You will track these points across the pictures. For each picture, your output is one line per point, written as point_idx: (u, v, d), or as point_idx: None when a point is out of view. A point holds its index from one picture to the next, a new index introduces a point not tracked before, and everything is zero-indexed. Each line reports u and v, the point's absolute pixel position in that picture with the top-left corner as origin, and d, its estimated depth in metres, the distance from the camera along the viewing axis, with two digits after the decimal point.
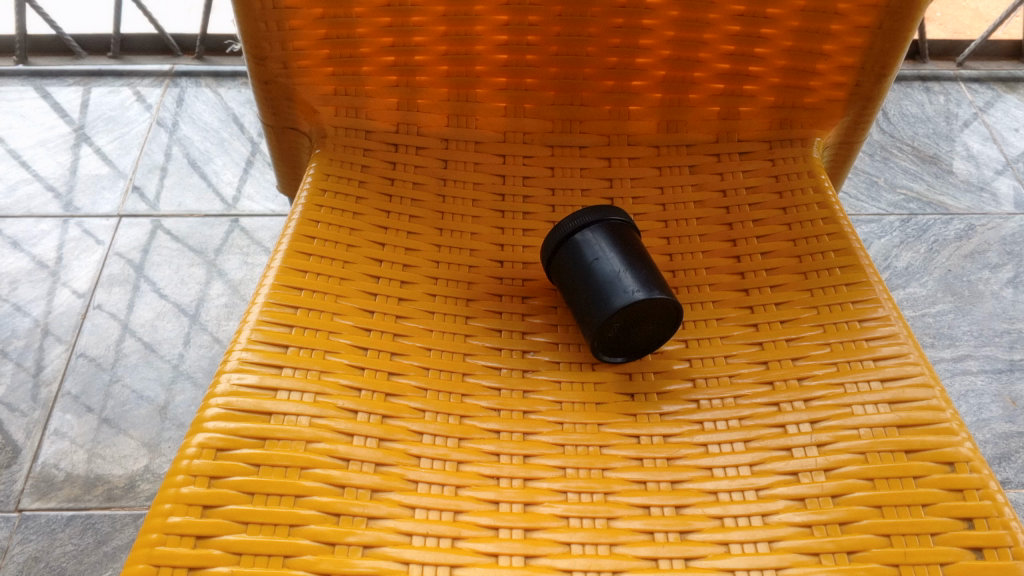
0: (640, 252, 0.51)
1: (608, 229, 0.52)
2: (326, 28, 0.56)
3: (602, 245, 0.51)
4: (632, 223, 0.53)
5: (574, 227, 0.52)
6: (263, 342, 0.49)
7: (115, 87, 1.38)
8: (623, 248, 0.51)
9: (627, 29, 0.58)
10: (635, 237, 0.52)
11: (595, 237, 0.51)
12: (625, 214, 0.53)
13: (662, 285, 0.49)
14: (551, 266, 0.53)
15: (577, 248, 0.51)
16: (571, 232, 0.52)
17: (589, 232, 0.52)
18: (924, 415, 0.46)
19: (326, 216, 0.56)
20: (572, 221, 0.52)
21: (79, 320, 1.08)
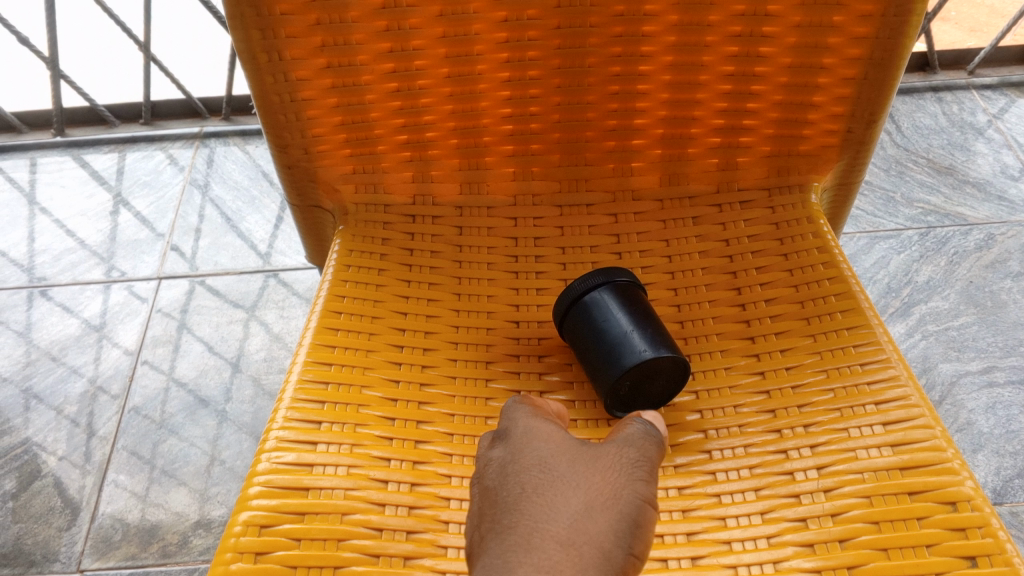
0: (647, 310, 0.54)
1: (616, 290, 0.55)
2: (341, 115, 0.60)
3: (611, 305, 0.54)
4: (639, 282, 0.56)
5: (584, 288, 0.55)
6: (298, 420, 0.52)
7: (148, 152, 1.44)
8: (631, 308, 0.54)
9: (623, 94, 0.61)
10: (642, 296, 0.56)
11: (603, 298, 0.54)
12: (631, 273, 0.57)
13: (670, 343, 0.53)
14: (563, 325, 0.56)
15: (587, 308, 0.54)
16: (581, 293, 0.55)
17: (598, 293, 0.55)
18: (926, 456, 0.48)
19: (351, 290, 0.60)
20: (580, 282, 0.55)
21: (127, 381, 1.13)
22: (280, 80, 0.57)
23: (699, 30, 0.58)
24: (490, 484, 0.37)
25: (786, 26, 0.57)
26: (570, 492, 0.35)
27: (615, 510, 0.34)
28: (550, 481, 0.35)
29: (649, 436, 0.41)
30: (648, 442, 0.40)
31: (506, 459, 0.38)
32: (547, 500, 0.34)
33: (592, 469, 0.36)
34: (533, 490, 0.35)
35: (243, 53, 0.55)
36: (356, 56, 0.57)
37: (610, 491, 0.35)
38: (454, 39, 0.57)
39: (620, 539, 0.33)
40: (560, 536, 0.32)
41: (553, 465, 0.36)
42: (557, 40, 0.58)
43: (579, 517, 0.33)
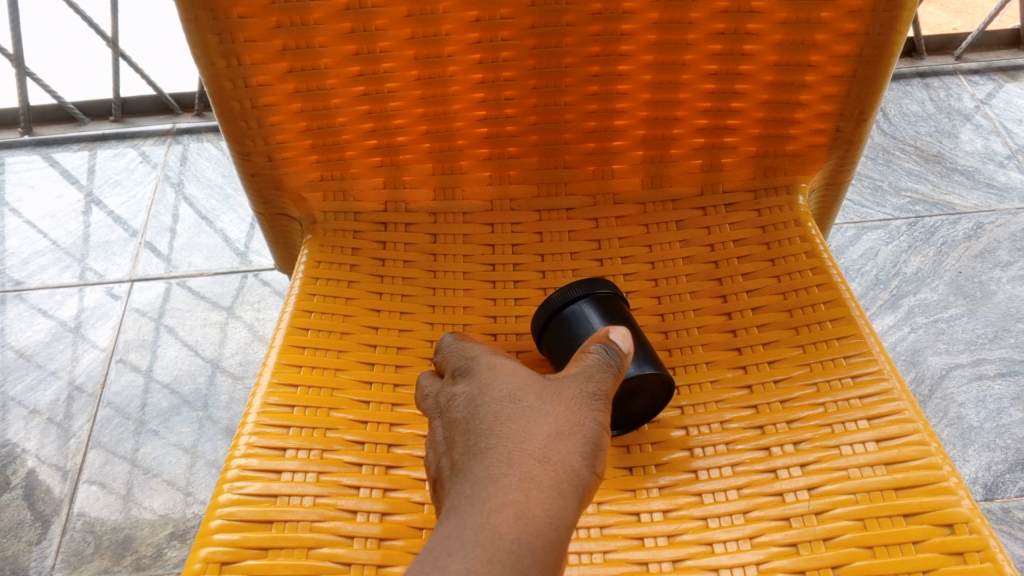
0: (630, 324, 0.52)
1: (598, 302, 0.52)
2: (306, 120, 0.57)
3: (591, 318, 0.51)
4: (622, 294, 0.54)
5: (563, 300, 0.53)
6: (263, 446, 0.49)
7: (119, 149, 1.40)
8: (612, 321, 0.51)
9: (602, 95, 0.58)
10: (624, 309, 0.53)
11: (584, 312, 0.52)
12: (613, 285, 0.54)
13: (653, 358, 0.50)
14: (542, 340, 0.54)
15: (566, 322, 0.52)
16: (560, 306, 0.53)
17: (578, 306, 0.52)
18: (922, 475, 0.46)
19: (319, 304, 0.57)
20: (560, 295, 0.53)
21: (99, 389, 1.10)
22: (239, 86, 0.54)
23: (680, 28, 0.55)
24: (461, 412, 0.40)
25: (770, 23, 0.54)
26: (540, 415, 0.38)
27: (582, 429, 0.38)
28: (520, 404, 0.38)
29: (608, 358, 0.42)
30: (607, 369, 0.42)
31: (473, 389, 0.41)
32: (520, 424, 0.37)
33: (556, 392, 0.39)
34: (506, 415, 0.38)
35: (200, 59, 0.52)
36: (320, 60, 0.54)
37: (576, 411, 0.39)
38: (423, 40, 0.54)
39: (589, 455, 0.37)
40: (535, 457, 0.36)
41: (521, 391, 0.39)
42: (531, 40, 0.55)
43: (551, 438, 0.37)
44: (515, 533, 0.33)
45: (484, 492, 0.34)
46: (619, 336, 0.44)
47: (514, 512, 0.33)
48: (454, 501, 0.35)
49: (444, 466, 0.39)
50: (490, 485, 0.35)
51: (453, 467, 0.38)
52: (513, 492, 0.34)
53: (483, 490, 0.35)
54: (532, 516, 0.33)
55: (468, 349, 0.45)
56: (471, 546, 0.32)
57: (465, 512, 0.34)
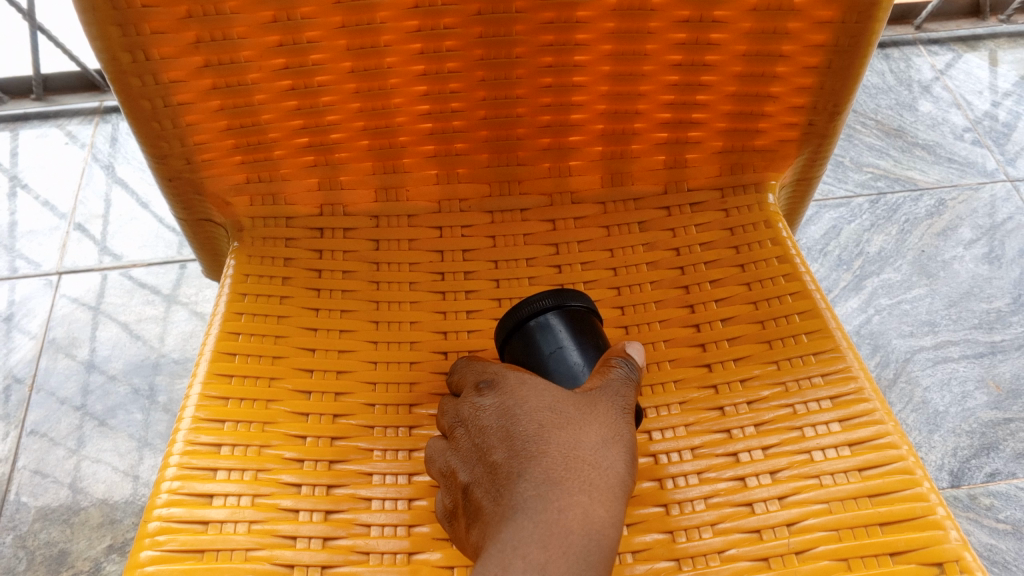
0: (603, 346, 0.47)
1: (569, 317, 0.47)
2: (227, 119, 0.51)
3: (561, 337, 0.46)
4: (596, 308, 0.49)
5: (532, 311, 0.47)
6: (188, 493, 0.44)
7: (43, 130, 1.31)
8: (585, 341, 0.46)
9: (557, 87, 0.53)
10: (597, 326, 0.48)
11: (554, 326, 0.47)
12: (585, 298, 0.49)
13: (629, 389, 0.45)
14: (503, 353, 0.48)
15: (533, 337, 0.47)
16: (527, 318, 0.47)
17: (547, 320, 0.47)
18: (909, 508, 0.43)
19: (248, 324, 0.51)
20: (528, 303, 0.48)
21: (28, 393, 1.03)
22: (148, 83, 0.48)
23: (641, 15, 0.50)
24: (496, 418, 0.40)
25: (740, 9, 0.49)
26: (584, 422, 0.39)
27: (621, 436, 0.39)
28: (562, 413, 0.39)
29: (629, 369, 0.43)
30: (631, 381, 0.42)
31: (506, 398, 0.41)
32: (568, 431, 0.38)
33: (593, 398, 0.40)
34: (552, 422, 0.39)
35: (101, 53, 0.46)
36: (239, 52, 0.48)
37: (612, 418, 0.40)
38: (356, 30, 0.48)
39: (629, 463, 0.39)
40: (587, 464, 0.37)
41: (561, 400, 0.40)
42: (477, 29, 0.50)
43: (599, 446, 0.38)
44: (585, 540, 0.34)
45: (546, 499, 0.35)
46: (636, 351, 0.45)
47: (579, 519, 0.34)
48: (516, 506, 0.35)
49: (483, 470, 0.39)
50: (555, 492, 0.35)
51: (498, 472, 0.38)
52: (578, 500, 0.35)
53: (550, 497, 0.35)
54: (596, 521, 0.35)
55: (487, 368, 0.44)
56: (548, 556, 0.33)
57: (533, 521, 0.34)
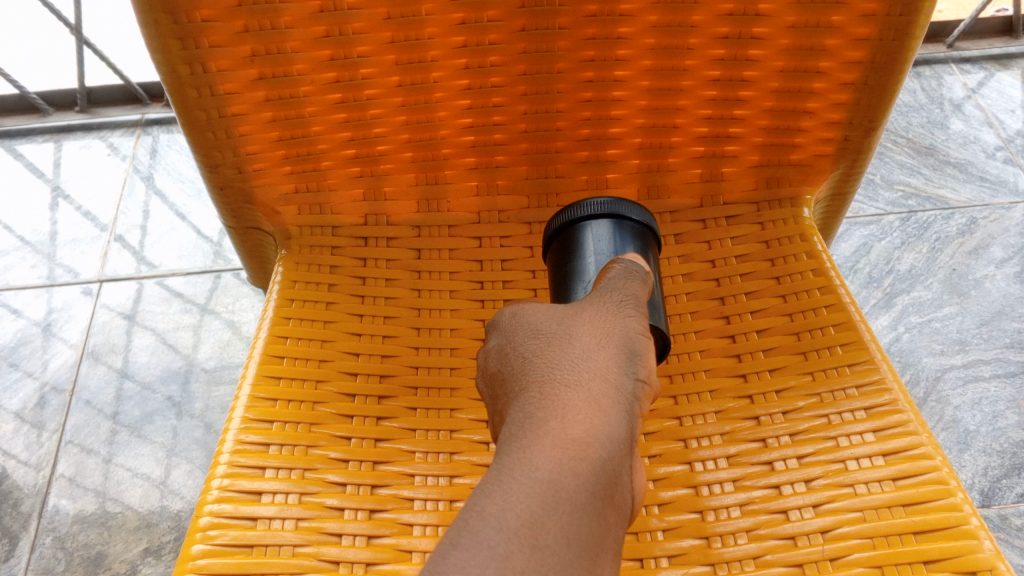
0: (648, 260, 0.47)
1: (618, 228, 0.47)
2: (278, 130, 0.53)
3: (602, 243, 0.47)
4: (652, 226, 0.49)
5: (582, 214, 0.48)
6: (238, 491, 0.46)
7: (86, 141, 1.35)
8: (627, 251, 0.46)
9: (596, 101, 0.55)
10: (648, 243, 0.48)
11: (600, 231, 0.47)
12: (643, 214, 0.49)
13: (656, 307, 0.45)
14: (550, 247, 0.49)
15: (577, 239, 0.47)
16: (577, 219, 0.48)
17: (595, 226, 0.47)
18: (944, 518, 0.43)
19: (295, 329, 0.53)
20: (581, 206, 0.48)
21: (69, 397, 1.05)
22: (205, 94, 0.50)
23: (681, 32, 0.51)
24: (495, 364, 0.39)
25: (778, 27, 0.51)
26: (565, 346, 0.37)
27: (610, 351, 0.37)
28: (546, 344, 0.37)
29: (629, 266, 0.44)
30: (633, 274, 0.43)
31: (502, 341, 0.40)
32: (546, 362, 0.36)
33: (580, 320, 0.39)
34: (534, 357, 0.37)
35: (161, 65, 0.48)
36: (292, 66, 0.50)
37: (602, 335, 0.38)
38: (404, 44, 0.50)
39: (621, 375, 0.36)
40: (566, 381, 0.35)
41: (547, 333, 0.38)
42: (521, 44, 0.51)
43: (578, 369, 0.35)
44: (556, 446, 0.31)
45: (519, 427, 0.33)
46: (630, 258, 0.45)
47: (551, 431, 0.32)
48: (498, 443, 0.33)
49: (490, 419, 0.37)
50: (526, 420, 0.33)
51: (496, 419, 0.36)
52: (551, 412, 0.33)
53: (523, 425, 0.33)
54: (569, 440, 0.32)
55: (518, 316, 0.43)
56: (511, 467, 0.30)
57: (505, 443, 0.32)
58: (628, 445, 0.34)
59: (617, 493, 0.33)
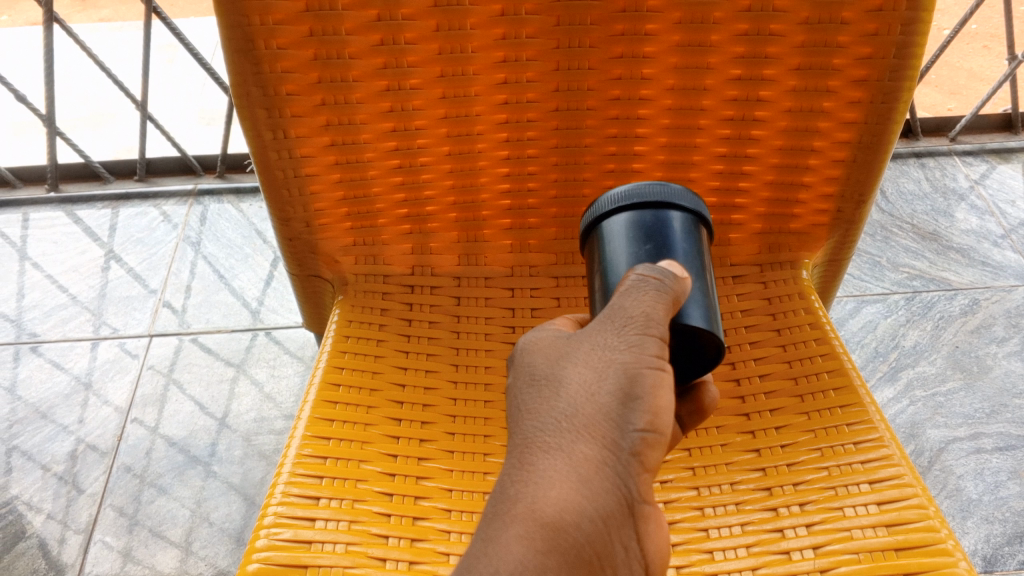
0: (697, 252, 0.47)
1: (668, 216, 0.47)
2: (344, 190, 0.62)
3: (653, 231, 0.47)
4: (705, 212, 0.49)
5: (630, 200, 0.48)
6: (297, 495, 0.52)
7: (142, 208, 1.44)
8: (677, 242, 0.46)
9: (618, 172, 0.63)
10: (699, 232, 0.48)
11: (657, 217, 0.47)
12: (693, 199, 0.49)
13: (708, 304, 0.46)
14: (589, 235, 0.50)
15: (624, 226, 0.47)
16: (623, 206, 0.48)
17: (642, 212, 0.47)
18: (921, 536, 0.49)
19: (350, 361, 0.60)
20: (629, 193, 0.48)
21: (116, 440, 1.11)
22: (284, 157, 0.59)
23: (693, 114, 0.59)
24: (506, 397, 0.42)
25: (777, 111, 0.59)
26: (555, 401, 0.39)
27: (597, 410, 0.38)
28: (539, 398, 0.40)
29: (645, 272, 0.43)
30: (648, 285, 0.42)
31: (512, 373, 0.43)
32: (534, 422, 0.39)
33: (571, 371, 0.40)
34: (527, 410, 0.40)
35: (249, 131, 0.57)
36: (360, 135, 0.58)
37: (590, 391, 0.39)
38: (455, 120, 0.59)
39: (610, 432, 0.38)
40: (548, 448, 0.38)
41: (543, 381, 0.40)
42: (554, 121, 0.60)
43: (562, 435, 0.38)
44: (520, 539, 0.35)
45: (500, 498, 0.37)
46: (645, 270, 0.43)
47: (522, 516, 0.36)
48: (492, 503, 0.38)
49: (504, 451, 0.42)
50: (507, 494, 0.37)
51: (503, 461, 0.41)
52: (522, 498, 0.36)
53: (505, 497, 0.37)
54: (538, 524, 0.36)
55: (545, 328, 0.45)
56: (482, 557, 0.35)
57: (487, 516, 0.37)
58: (612, 514, 0.37)
59: (597, 566, 0.37)
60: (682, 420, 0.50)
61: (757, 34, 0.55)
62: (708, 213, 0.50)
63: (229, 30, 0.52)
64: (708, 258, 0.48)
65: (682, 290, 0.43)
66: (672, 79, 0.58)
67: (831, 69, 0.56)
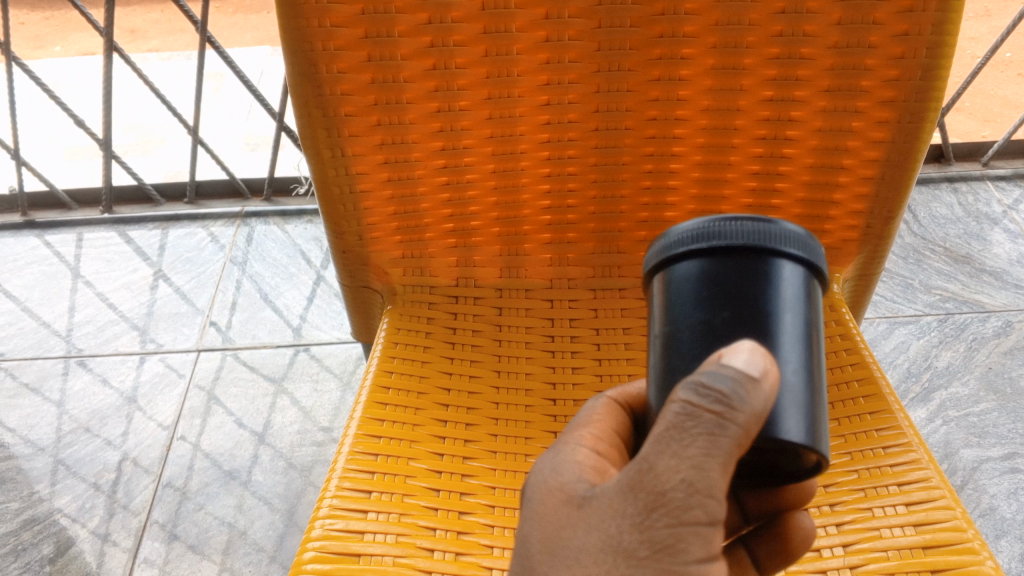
0: (800, 320, 0.39)
1: (765, 270, 0.39)
2: (395, 206, 0.65)
3: (741, 288, 0.38)
4: (813, 256, 0.40)
5: (707, 242, 0.39)
6: (350, 488, 0.55)
7: (191, 229, 1.50)
8: (774, 308, 0.38)
9: (654, 189, 0.66)
10: (803, 286, 0.40)
11: (748, 270, 0.38)
12: (804, 244, 0.40)
13: (811, 394, 0.38)
14: (657, 275, 0.42)
15: (698, 278, 0.39)
16: (698, 249, 0.40)
17: (732, 260, 0.39)
18: (948, 535, 0.51)
19: (399, 366, 0.63)
20: (711, 229, 0.39)
21: (164, 452, 1.15)
22: (340, 174, 0.63)
23: (727, 133, 0.62)
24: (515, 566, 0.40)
25: (808, 130, 0.61)
26: None
27: None
28: None
29: (695, 400, 0.34)
30: (692, 433, 0.33)
31: (522, 543, 0.40)
32: None
33: None
34: None
35: (309, 149, 0.61)
36: (411, 154, 0.62)
37: None
38: (500, 139, 0.62)
39: None
40: None
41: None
42: (594, 141, 0.63)
43: None
44: None
45: None
46: (695, 400, 0.34)
47: None
48: None
49: None
50: None
51: None
52: None
53: None
54: None
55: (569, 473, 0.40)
56: None
57: None
58: None
59: None
60: (761, 563, 0.48)
61: (789, 57, 0.58)
62: (818, 251, 0.41)
63: (294, 55, 0.56)
64: (814, 323, 0.40)
65: (769, 393, 0.34)
66: (707, 100, 0.61)
67: (859, 90, 0.59)
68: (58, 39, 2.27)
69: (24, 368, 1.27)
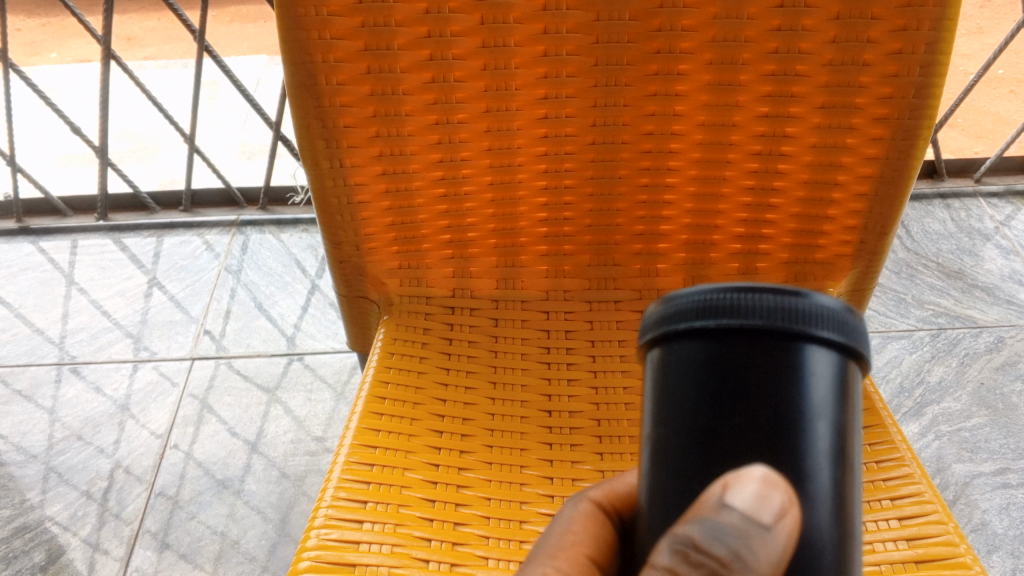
0: (833, 429, 0.30)
1: (793, 365, 0.30)
2: (392, 217, 0.66)
3: (760, 386, 0.29)
4: (855, 339, 0.31)
5: (716, 324, 0.30)
6: (346, 499, 0.55)
7: (186, 237, 1.50)
8: (801, 417, 0.30)
9: (650, 203, 0.66)
10: (843, 380, 0.31)
11: (768, 362, 0.29)
12: (846, 321, 0.30)
13: (834, 524, 0.31)
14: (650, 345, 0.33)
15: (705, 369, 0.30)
16: (703, 330, 0.30)
17: (748, 349, 0.30)
18: (941, 550, 0.51)
19: (395, 376, 0.64)
20: (723, 302, 0.30)
21: (157, 460, 1.14)
22: (339, 184, 0.63)
23: (723, 148, 0.63)
24: None
25: (803, 145, 0.62)
26: None
27: None
28: None
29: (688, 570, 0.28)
30: None
31: None
32: None
33: None
34: None
35: (308, 160, 0.61)
36: (409, 165, 0.63)
37: None
38: (498, 152, 0.63)
39: None
40: None
41: None
42: (591, 154, 0.64)
43: None
44: None
45: None
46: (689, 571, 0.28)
47: None
48: None
49: None
50: None
51: None
52: None
53: None
54: None
55: None
56: None
57: None
58: None
59: None
60: None
61: (784, 74, 0.59)
62: (860, 327, 0.31)
63: (294, 66, 0.56)
64: (852, 424, 0.31)
65: (785, 539, 0.28)
66: (703, 115, 0.61)
67: (854, 107, 0.59)
68: (54, 46, 2.27)
69: (17, 375, 1.27)
